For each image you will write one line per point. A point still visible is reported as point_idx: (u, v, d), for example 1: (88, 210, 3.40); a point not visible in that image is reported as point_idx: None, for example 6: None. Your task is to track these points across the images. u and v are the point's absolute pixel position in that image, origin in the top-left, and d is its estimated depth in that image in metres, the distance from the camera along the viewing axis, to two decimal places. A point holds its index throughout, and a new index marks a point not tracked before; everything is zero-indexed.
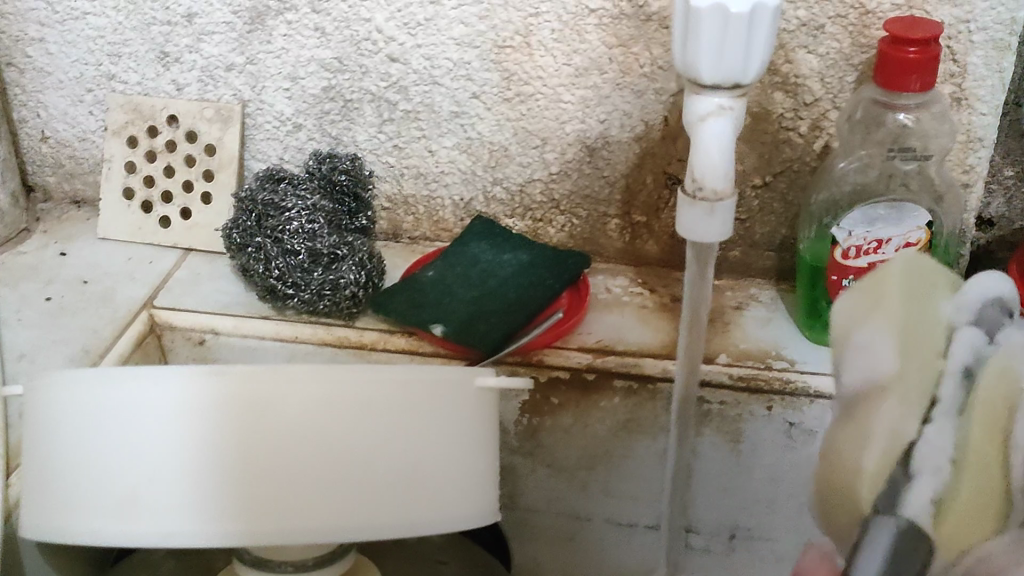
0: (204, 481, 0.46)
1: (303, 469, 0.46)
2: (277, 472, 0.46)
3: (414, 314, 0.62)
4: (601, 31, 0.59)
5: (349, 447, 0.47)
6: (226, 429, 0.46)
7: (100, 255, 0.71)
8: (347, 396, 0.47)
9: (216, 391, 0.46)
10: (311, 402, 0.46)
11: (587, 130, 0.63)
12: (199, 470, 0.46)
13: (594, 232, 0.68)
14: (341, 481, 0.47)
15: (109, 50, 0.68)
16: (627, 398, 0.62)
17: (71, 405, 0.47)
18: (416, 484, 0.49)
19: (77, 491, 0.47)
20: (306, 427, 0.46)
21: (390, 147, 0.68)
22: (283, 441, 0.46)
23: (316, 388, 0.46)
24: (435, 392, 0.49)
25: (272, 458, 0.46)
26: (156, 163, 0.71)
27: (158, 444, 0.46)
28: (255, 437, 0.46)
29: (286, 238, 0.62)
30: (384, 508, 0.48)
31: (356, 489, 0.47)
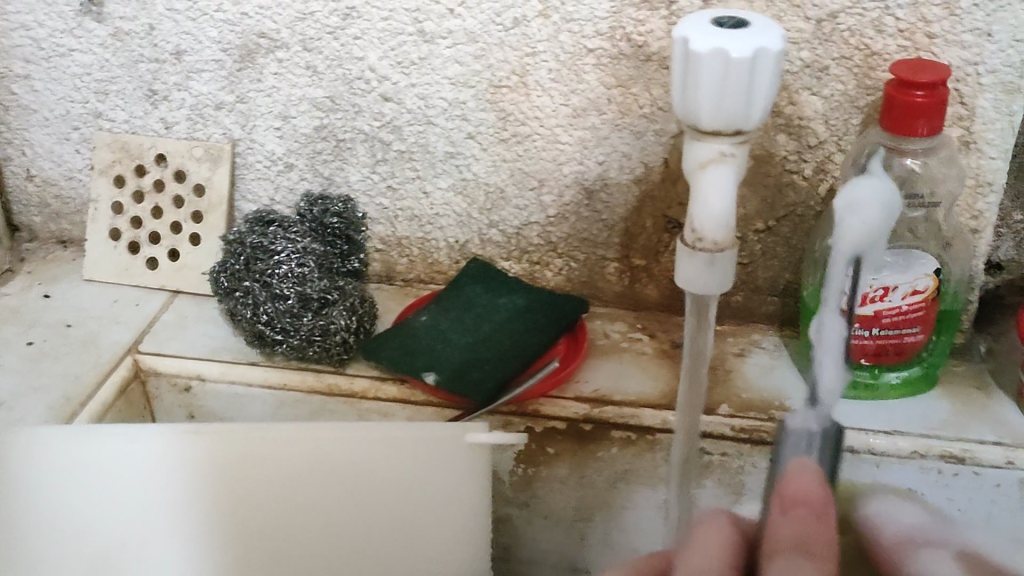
0: (180, 544, 0.44)
1: (283, 530, 0.45)
2: (256, 533, 0.44)
3: (405, 362, 0.60)
4: (600, 72, 0.58)
5: (338, 505, 0.45)
6: (208, 486, 0.44)
7: (86, 297, 0.69)
8: (334, 455, 0.44)
9: (191, 451, 0.44)
10: (293, 462, 0.44)
11: (585, 171, 0.62)
12: (173, 533, 0.44)
13: (593, 276, 0.66)
14: (330, 536, 0.45)
15: (96, 87, 0.67)
16: (626, 448, 0.60)
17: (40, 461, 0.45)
18: (412, 540, 0.46)
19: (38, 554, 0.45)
20: (291, 485, 0.44)
21: (383, 188, 0.66)
22: (267, 499, 0.44)
23: (297, 448, 0.44)
24: (429, 453, 0.46)
25: (255, 515, 0.44)
26: (144, 204, 0.69)
27: (134, 503, 0.44)
28: (235, 494, 0.44)
29: (275, 282, 0.61)
30: (377, 561, 0.46)
31: (341, 550, 0.45)
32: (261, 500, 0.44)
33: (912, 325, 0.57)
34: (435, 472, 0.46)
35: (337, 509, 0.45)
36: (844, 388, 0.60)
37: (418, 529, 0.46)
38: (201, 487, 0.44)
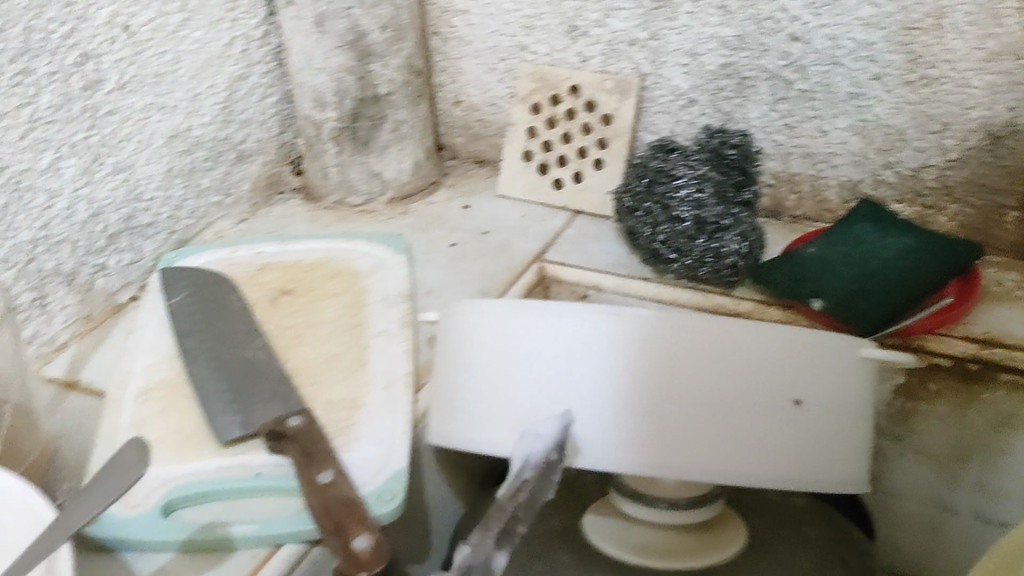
0: (594, 411, 0.50)
1: (685, 409, 0.49)
2: (660, 409, 0.49)
3: (792, 287, 0.64)
4: (1021, 15, 0.58)
5: (738, 393, 0.49)
6: (646, 364, 0.49)
7: (500, 209, 0.77)
8: (736, 345, 0.49)
9: (614, 328, 0.50)
10: (700, 347, 0.49)
11: (990, 118, 0.62)
12: (588, 400, 0.50)
13: (988, 223, 0.66)
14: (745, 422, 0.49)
15: (524, 22, 0.74)
16: (1012, 394, 0.60)
17: (483, 330, 0.53)
18: (805, 439, 0.50)
19: (473, 409, 0.53)
20: (716, 368, 0.49)
21: (781, 125, 0.69)
22: (674, 379, 0.49)
23: (705, 335, 0.49)
24: (821, 354, 0.51)
25: (685, 393, 0.49)
26: (555, 130, 0.76)
27: (582, 372, 0.50)
28: (648, 370, 0.49)
29: (675, 205, 0.66)
30: (774, 455, 0.50)
31: (736, 435, 0.49)
32: (695, 380, 0.49)
33: None
34: (835, 374, 0.51)
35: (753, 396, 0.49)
36: None
37: (816, 427, 0.50)
38: (640, 364, 0.49)
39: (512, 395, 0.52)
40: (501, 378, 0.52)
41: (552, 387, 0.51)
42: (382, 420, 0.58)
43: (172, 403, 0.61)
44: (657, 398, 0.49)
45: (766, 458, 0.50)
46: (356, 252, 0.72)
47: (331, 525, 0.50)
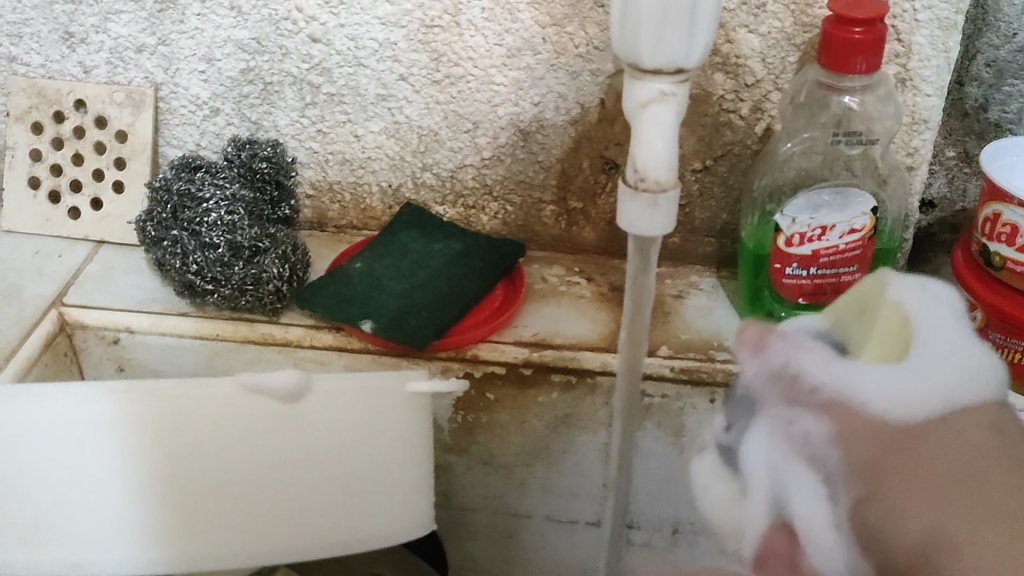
0: (144, 491, 0.45)
1: (238, 465, 0.45)
2: (219, 472, 0.45)
3: (342, 309, 0.59)
4: (534, 10, 0.57)
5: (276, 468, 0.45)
6: (167, 447, 0.45)
7: (7, 248, 0.67)
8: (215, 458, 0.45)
9: (145, 409, 0.44)
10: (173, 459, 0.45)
11: (520, 113, 0.61)
12: (128, 481, 0.45)
13: (530, 220, 0.66)
14: (163, 498, 0.45)
15: (8, 30, 0.64)
16: (566, 392, 0.59)
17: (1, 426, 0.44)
18: (362, 472, 0.47)
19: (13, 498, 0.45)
20: (260, 455, 0.45)
21: (313, 132, 0.65)
22: (212, 459, 0.45)
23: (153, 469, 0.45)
24: (361, 431, 0.47)
25: (224, 478, 0.45)
26: (64, 151, 0.67)
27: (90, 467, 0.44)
28: (185, 455, 0.45)
29: (204, 231, 0.59)
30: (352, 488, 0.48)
31: (295, 481, 0.46)
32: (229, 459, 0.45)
33: (849, 264, 0.58)
34: (393, 506, 0.49)
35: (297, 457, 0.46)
36: None
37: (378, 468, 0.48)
38: (160, 444, 0.44)
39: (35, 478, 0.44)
40: (28, 477, 0.44)
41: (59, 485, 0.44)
42: None
43: None
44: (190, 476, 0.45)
45: (276, 531, 0.46)
46: None
47: None
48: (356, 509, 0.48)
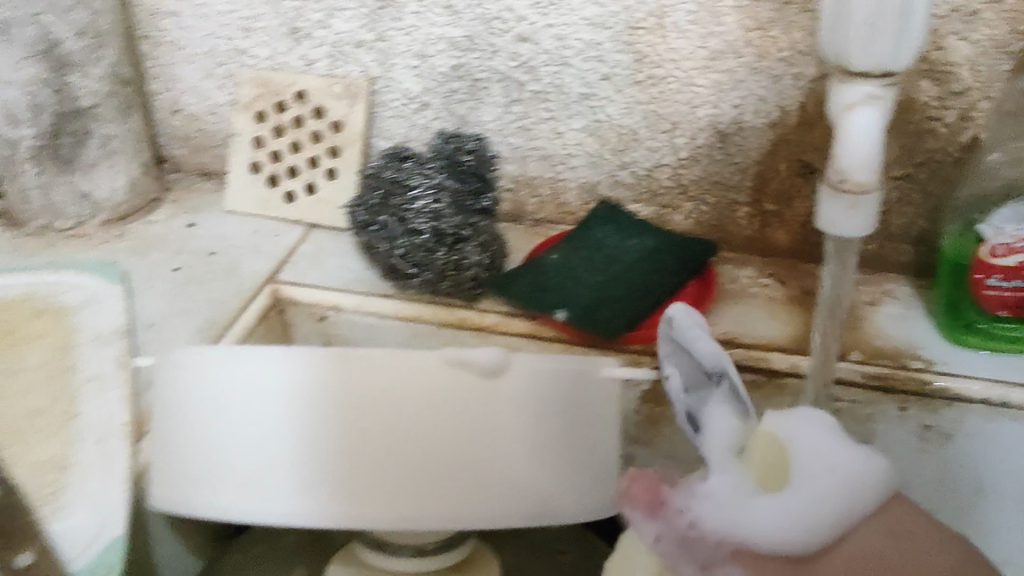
0: (351, 458, 0.44)
1: (442, 432, 0.44)
2: (422, 439, 0.44)
3: (537, 298, 0.61)
4: (739, 13, 0.58)
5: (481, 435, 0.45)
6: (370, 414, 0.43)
7: (228, 227, 0.72)
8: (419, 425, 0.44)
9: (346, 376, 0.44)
10: (376, 428, 0.43)
11: (719, 115, 0.62)
12: (334, 447, 0.44)
13: (724, 220, 0.67)
14: (358, 460, 0.44)
15: (241, 25, 0.69)
16: (754, 391, 0.60)
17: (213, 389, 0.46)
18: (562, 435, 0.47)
19: (225, 461, 0.45)
20: (465, 421, 0.44)
21: (516, 128, 0.67)
22: (415, 426, 0.44)
23: (356, 438, 0.44)
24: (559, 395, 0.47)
25: (428, 445, 0.44)
26: (283, 139, 0.71)
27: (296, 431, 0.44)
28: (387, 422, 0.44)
29: (411, 217, 0.62)
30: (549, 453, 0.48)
31: (501, 449, 0.45)
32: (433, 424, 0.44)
33: None
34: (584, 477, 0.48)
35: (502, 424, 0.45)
36: (982, 341, 0.59)
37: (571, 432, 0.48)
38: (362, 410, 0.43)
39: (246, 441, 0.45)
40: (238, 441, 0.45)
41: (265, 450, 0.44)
42: (93, 484, 0.52)
43: None
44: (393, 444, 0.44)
45: (474, 500, 0.45)
46: (63, 284, 0.64)
47: None
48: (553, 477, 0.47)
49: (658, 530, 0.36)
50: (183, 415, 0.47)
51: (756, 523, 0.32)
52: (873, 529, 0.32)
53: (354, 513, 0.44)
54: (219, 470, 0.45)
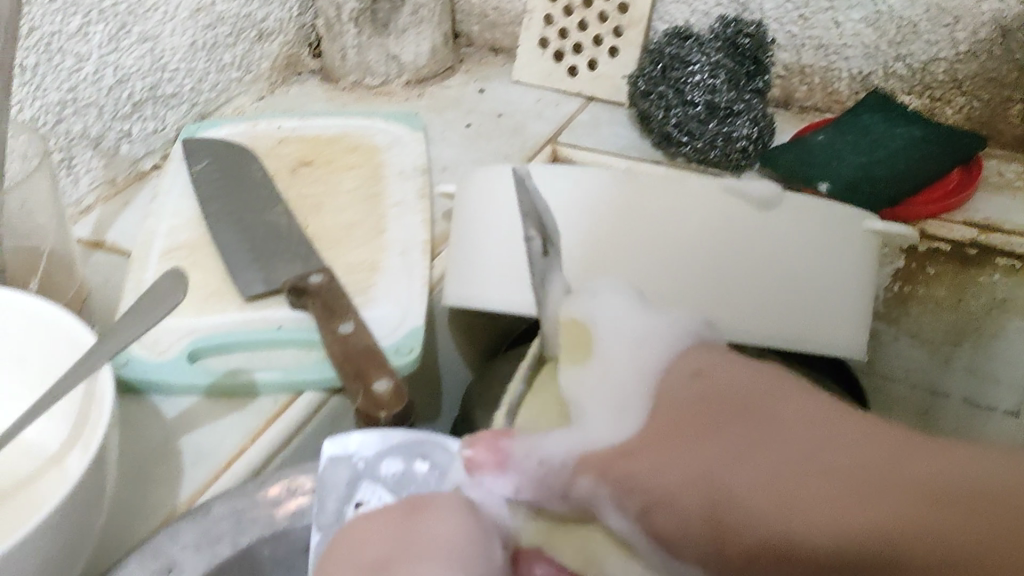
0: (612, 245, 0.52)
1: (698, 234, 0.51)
2: (678, 237, 0.51)
3: (803, 172, 0.65)
4: None
5: (736, 247, 0.51)
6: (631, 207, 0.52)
7: (514, 95, 0.79)
8: (677, 225, 0.52)
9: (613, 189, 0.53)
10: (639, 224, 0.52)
11: (1003, 10, 0.64)
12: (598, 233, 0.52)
13: (994, 117, 0.69)
14: (622, 256, 0.51)
15: None
16: (1009, 277, 0.63)
17: (507, 196, 0.56)
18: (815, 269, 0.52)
19: (511, 251, 0.55)
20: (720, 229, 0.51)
21: (795, 16, 0.71)
22: (674, 227, 0.52)
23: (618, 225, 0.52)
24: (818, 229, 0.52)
25: (681, 240, 0.51)
26: (572, 18, 0.77)
27: (572, 223, 0.53)
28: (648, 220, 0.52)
29: (687, 89, 0.67)
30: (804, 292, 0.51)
31: (750, 258, 0.51)
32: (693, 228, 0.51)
33: None
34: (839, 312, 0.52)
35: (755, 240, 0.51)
36: None
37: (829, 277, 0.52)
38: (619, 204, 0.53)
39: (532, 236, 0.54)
40: (529, 231, 0.54)
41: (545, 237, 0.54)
42: (397, 283, 0.61)
43: (194, 263, 0.63)
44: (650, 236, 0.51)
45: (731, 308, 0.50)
46: (372, 129, 0.74)
47: (321, 305, 0.56)
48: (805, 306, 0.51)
49: (509, 482, 0.40)
50: (478, 220, 0.57)
51: (601, 434, 0.40)
52: (690, 375, 0.40)
53: (613, 309, 0.51)
54: (506, 274, 0.54)
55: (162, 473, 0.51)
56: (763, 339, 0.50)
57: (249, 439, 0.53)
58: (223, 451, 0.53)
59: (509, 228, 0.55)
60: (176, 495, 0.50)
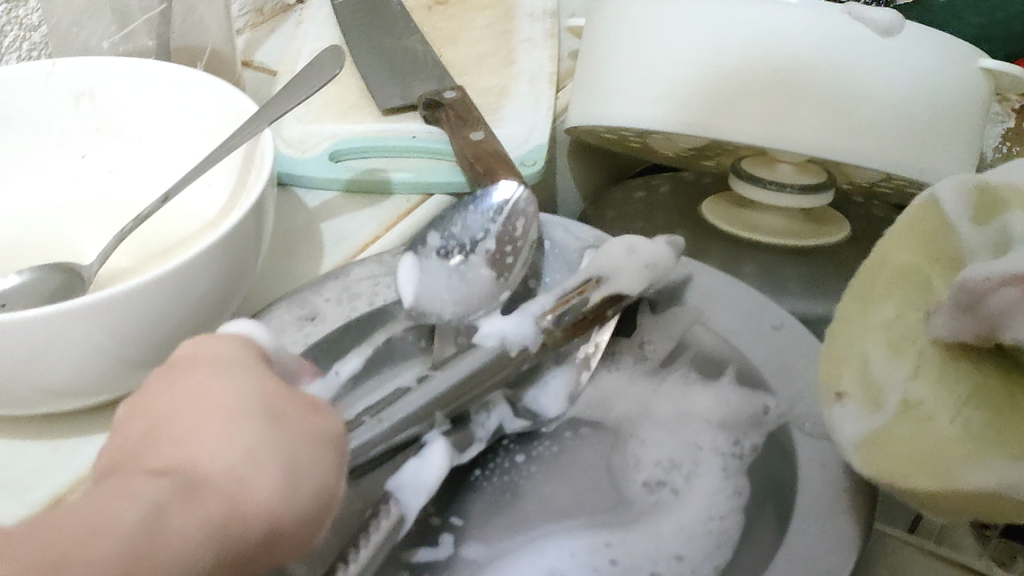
0: (722, 75, 0.54)
1: (805, 67, 0.51)
2: (784, 70, 0.52)
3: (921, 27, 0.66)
4: None
5: (843, 79, 0.51)
6: (742, 39, 0.53)
7: None
8: (784, 58, 0.52)
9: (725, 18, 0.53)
10: (748, 56, 0.53)
11: None
12: (708, 63, 0.54)
13: None
14: (731, 85, 0.53)
15: None
16: None
17: (635, 18, 0.58)
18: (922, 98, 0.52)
19: (633, 75, 0.58)
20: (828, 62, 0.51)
21: None
22: (781, 58, 0.52)
23: (727, 57, 0.53)
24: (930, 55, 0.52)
25: (787, 73, 0.52)
26: None
27: (684, 52, 0.55)
28: (757, 52, 0.52)
29: None
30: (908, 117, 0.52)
31: (856, 90, 0.51)
32: (801, 62, 0.51)
33: None
34: (948, 155, 0.54)
35: (862, 73, 0.51)
36: None
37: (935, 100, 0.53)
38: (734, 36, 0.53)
39: (651, 59, 0.57)
40: (648, 56, 0.57)
41: (660, 61, 0.57)
42: (524, 105, 0.65)
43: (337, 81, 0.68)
44: (758, 69, 0.53)
45: (835, 135, 0.52)
46: None
47: (454, 116, 0.61)
48: (919, 138, 0.53)
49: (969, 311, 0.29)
50: (607, 44, 0.60)
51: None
52: None
53: (726, 130, 0.54)
54: (638, 87, 0.58)
55: (303, 250, 0.56)
56: (868, 161, 0.53)
57: (383, 229, 0.57)
58: (357, 233, 0.57)
59: (630, 52, 0.58)
60: (316, 268, 0.54)
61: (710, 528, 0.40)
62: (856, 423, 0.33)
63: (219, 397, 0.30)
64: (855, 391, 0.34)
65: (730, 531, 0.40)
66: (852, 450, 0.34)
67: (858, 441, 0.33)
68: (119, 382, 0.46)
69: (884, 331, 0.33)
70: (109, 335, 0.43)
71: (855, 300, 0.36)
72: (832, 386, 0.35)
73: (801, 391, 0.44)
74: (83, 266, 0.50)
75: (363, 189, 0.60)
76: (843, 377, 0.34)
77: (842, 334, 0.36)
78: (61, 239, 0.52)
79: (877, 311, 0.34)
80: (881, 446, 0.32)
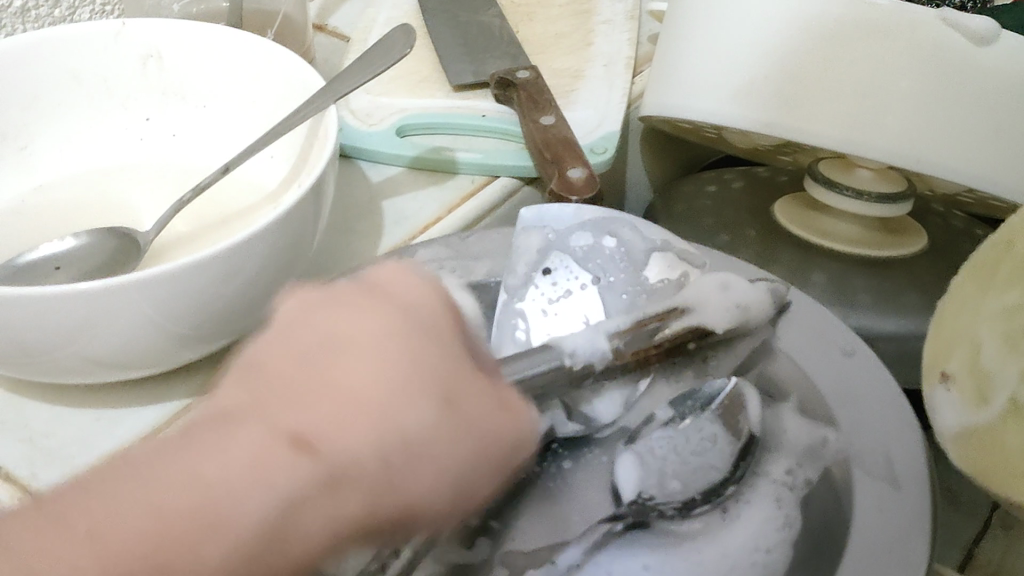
0: (789, 69, 0.52)
1: (870, 66, 0.49)
2: (849, 70, 0.50)
3: None
4: None
5: (907, 80, 0.49)
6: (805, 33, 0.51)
7: None
8: (846, 56, 0.50)
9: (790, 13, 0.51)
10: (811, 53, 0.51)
11: None
12: (777, 57, 0.53)
13: None
14: (796, 80, 0.52)
15: None
16: None
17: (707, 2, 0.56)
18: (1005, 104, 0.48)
19: (706, 60, 0.56)
20: (892, 60, 0.49)
21: None
22: (844, 56, 0.50)
23: (792, 52, 0.52)
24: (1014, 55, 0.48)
25: (853, 73, 0.50)
26: None
27: (753, 42, 0.53)
28: (820, 47, 0.50)
29: None
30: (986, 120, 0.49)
31: (924, 92, 0.49)
32: (865, 60, 0.49)
33: None
34: None
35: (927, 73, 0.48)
36: None
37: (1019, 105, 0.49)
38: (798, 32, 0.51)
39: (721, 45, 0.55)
40: (719, 42, 0.55)
41: (730, 50, 0.55)
42: (597, 86, 0.63)
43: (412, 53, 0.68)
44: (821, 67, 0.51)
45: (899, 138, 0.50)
46: None
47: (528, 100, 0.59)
48: (998, 145, 0.49)
49: None
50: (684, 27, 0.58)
51: None
52: None
53: (791, 126, 0.53)
54: (716, 79, 0.56)
55: (362, 228, 0.55)
56: (938, 166, 0.50)
57: (445, 211, 0.56)
58: (417, 216, 0.56)
59: (703, 38, 0.56)
60: (374, 248, 0.53)
61: (754, 561, 0.38)
62: (957, 409, 0.37)
63: (345, 404, 0.24)
64: (961, 380, 0.37)
65: (776, 566, 0.38)
66: (954, 436, 0.37)
67: (959, 430, 0.37)
68: (168, 355, 0.45)
69: (989, 323, 0.36)
70: (159, 310, 0.42)
71: (977, 276, 0.38)
72: (937, 367, 0.39)
73: (863, 426, 0.41)
74: (140, 233, 0.49)
75: (427, 167, 0.59)
76: (949, 359, 0.38)
77: (957, 308, 0.39)
78: (122, 203, 0.51)
79: (997, 296, 0.36)
80: (983, 444, 0.36)
